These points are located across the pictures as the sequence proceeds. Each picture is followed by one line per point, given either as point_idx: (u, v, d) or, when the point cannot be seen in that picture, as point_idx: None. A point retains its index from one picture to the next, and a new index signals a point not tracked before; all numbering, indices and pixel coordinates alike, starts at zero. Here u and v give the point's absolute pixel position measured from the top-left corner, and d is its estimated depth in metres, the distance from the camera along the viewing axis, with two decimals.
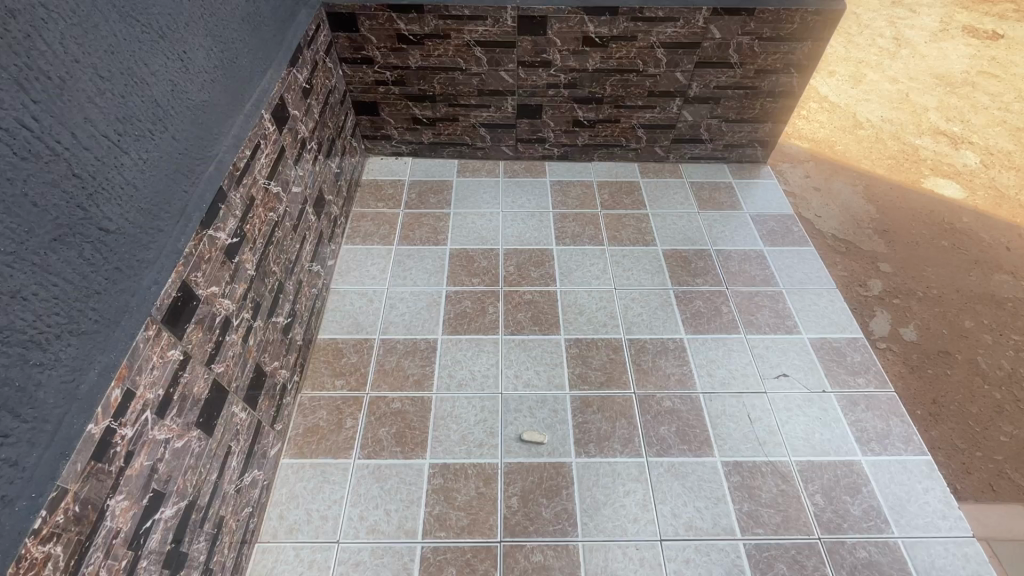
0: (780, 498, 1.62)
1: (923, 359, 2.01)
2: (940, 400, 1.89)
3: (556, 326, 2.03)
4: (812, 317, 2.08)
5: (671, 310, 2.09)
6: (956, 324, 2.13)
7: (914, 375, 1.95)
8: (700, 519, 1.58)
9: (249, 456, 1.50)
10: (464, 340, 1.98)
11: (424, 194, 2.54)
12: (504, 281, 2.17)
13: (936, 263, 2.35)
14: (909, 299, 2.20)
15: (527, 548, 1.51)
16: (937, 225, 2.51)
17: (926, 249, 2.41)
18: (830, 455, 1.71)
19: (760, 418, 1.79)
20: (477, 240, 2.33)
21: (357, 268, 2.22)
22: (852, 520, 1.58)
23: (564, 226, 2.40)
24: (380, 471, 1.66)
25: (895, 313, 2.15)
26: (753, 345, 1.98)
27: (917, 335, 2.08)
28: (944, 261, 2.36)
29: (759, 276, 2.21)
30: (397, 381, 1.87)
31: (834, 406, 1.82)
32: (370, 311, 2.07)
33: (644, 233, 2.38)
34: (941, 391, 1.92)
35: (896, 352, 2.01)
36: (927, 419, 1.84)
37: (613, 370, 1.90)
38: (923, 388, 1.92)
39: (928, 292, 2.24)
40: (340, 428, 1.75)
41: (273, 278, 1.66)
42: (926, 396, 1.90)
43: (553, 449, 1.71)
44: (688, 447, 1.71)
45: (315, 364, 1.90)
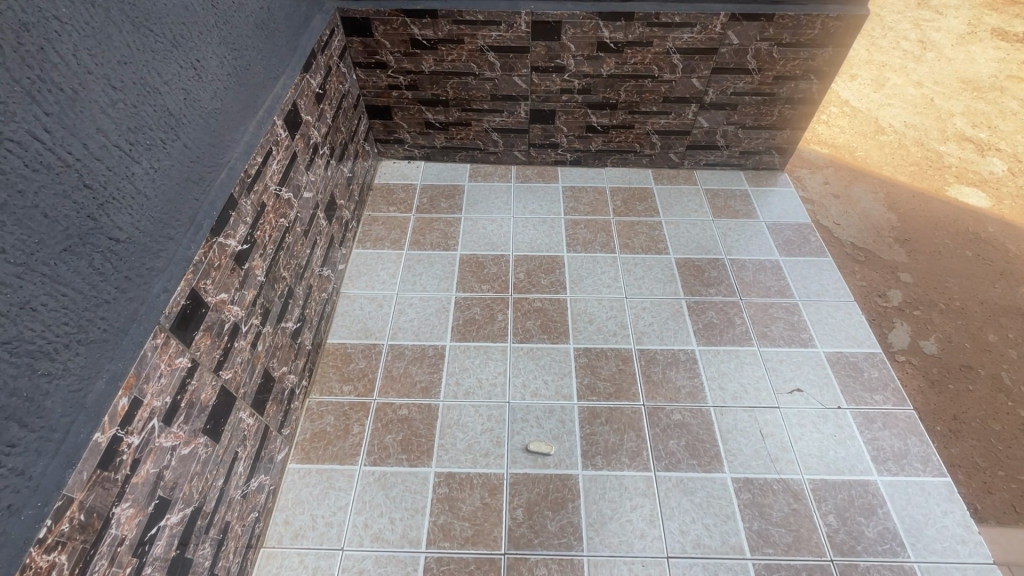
0: (792, 516, 1.58)
1: (943, 373, 1.95)
2: (960, 416, 1.84)
3: (565, 334, 2.01)
4: (828, 330, 2.03)
5: (683, 320, 2.05)
6: (980, 338, 2.07)
7: (933, 389, 1.90)
8: (708, 537, 1.54)
9: (256, 462, 1.51)
10: (471, 347, 1.98)
11: (435, 199, 2.54)
12: (514, 288, 2.16)
13: (959, 274, 2.29)
14: (930, 311, 2.14)
15: (531, 561, 1.50)
16: (961, 234, 2.44)
17: (948, 259, 2.34)
18: (845, 473, 1.66)
19: (773, 434, 1.75)
20: (488, 246, 2.32)
21: (368, 272, 2.22)
22: (866, 543, 1.53)
23: (575, 232, 2.38)
24: (385, 479, 1.66)
25: (915, 325, 2.09)
26: (766, 358, 1.94)
27: (938, 349, 2.02)
28: (967, 272, 2.29)
29: (774, 287, 2.17)
30: (404, 388, 1.87)
31: (849, 424, 1.77)
32: (379, 315, 2.08)
33: (657, 240, 2.35)
34: (962, 407, 1.86)
35: (916, 366, 1.96)
36: (947, 436, 1.78)
37: (622, 382, 1.87)
38: (943, 404, 1.86)
39: (949, 303, 2.17)
40: (347, 434, 1.75)
41: (283, 284, 1.67)
42: (946, 412, 1.84)
43: (559, 460, 1.69)
44: (698, 463, 1.68)
45: (324, 369, 1.91)
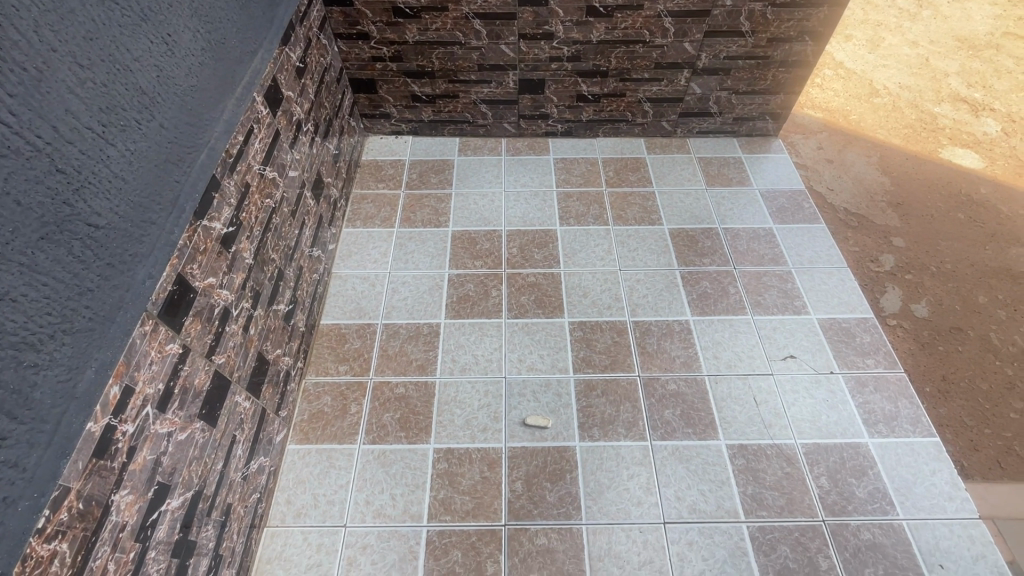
0: (785, 480, 1.61)
1: (934, 336, 1.97)
2: (949, 376, 1.86)
3: (561, 309, 2.01)
4: (821, 297, 2.03)
5: (678, 291, 2.05)
6: (970, 300, 2.08)
7: (924, 351, 1.92)
8: (704, 502, 1.57)
9: (255, 444, 1.51)
10: (467, 324, 1.97)
11: (425, 174, 2.49)
12: (508, 263, 2.15)
13: (950, 237, 2.29)
14: (922, 274, 2.15)
15: (531, 531, 1.53)
16: (954, 197, 2.44)
17: (941, 222, 2.34)
18: (837, 437, 1.69)
19: (767, 400, 1.77)
20: (480, 221, 2.29)
21: (359, 251, 2.20)
22: (857, 503, 1.57)
23: (568, 205, 2.35)
24: (385, 456, 1.67)
25: (906, 289, 2.10)
26: (760, 326, 1.95)
27: (929, 312, 2.04)
28: (959, 234, 2.30)
29: (767, 255, 2.16)
30: (400, 366, 1.87)
31: (841, 388, 1.79)
32: (372, 295, 2.06)
33: (650, 211, 2.33)
34: (951, 368, 1.89)
35: (907, 329, 1.97)
36: (936, 396, 1.81)
37: (617, 354, 1.88)
38: (933, 365, 1.89)
39: (941, 266, 2.18)
40: (345, 414, 1.76)
41: (273, 266, 1.65)
42: (935, 373, 1.87)
43: (557, 433, 1.71)
44: (693, 431, 1.70)
45: (318, 350, 1.90)
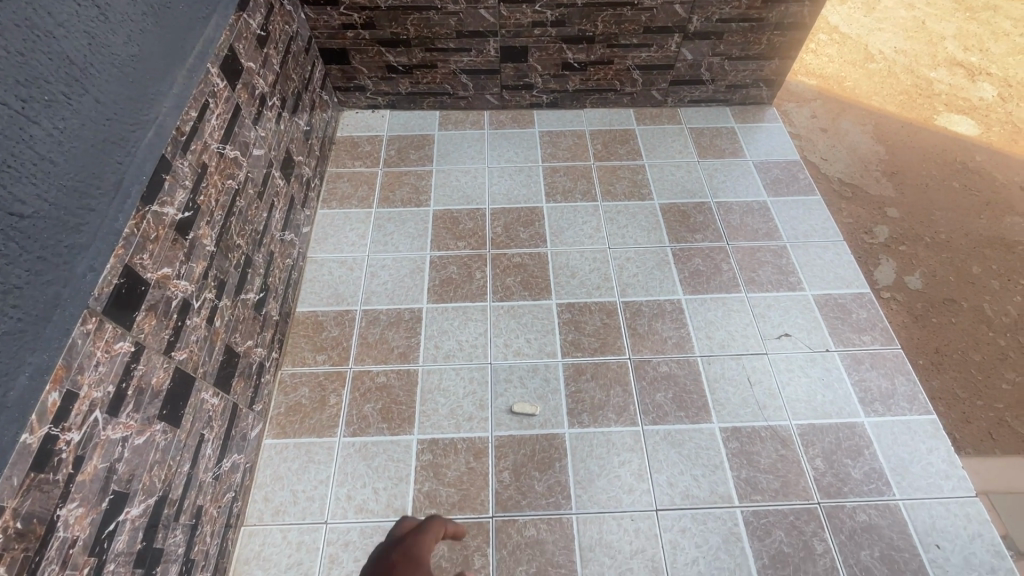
0: (779, 463, 1.57)
1: (927, 308, 1.92)
2: (943, 349, 1.82)
3: (548, 290, 1.92)
4: (817, 272, 1.97)
5: (669, 269, 1.97)
6: (964, 270, 2.03)
7: (917, 324, 1.87)
8: (697, 487, 1.53)
9: (226, 442, 1.43)
10: (450, 308, 1.89)
11: (404, 150, 2.37)
12: (492, 243, 2.05)
13: (945, 206, 2.22)
14: (916, 245, 2.09)
15: (519, 523, 1.48)
16: (949, 165, 2.36)
17: (936, 191, 2.27)
18: (832, 417, 1.64)
19: (761, 381, 1.71)
20: (462, 200, 2.19)
21: (335, 234, 2.09)
22: (853, 484, 1.53)
23: (555, 181, 2.25)
24: (366, 449, 1.60)
25: (900, 260, 2.04)
26: (755, 304, 1.88)
27: (923, 283, 1.98)
28: (954, 203, 2.23)
29: (761, 229, 2.09)
30: (381, 354, 1.79)
31: (837, 366, 1.74)
32: (350, 279, 1.96)
33: (640, 186, 2.23)
34: (944, 340, 1.84)
35: (900, 302, 1.92)
36: (929, 369, 1.77)
37: (607, 336, 1.81)
38: (926, 337, 1.84)
39: (935, 237, 2.12)
40: (323, 405, 1.68)
41: (238, 252, 1.54)
42: (928, 345, 1.82)
43: (545, 420, 1.65)
44: (685, 414, 1.65)
45: (294, 339, 1.82)
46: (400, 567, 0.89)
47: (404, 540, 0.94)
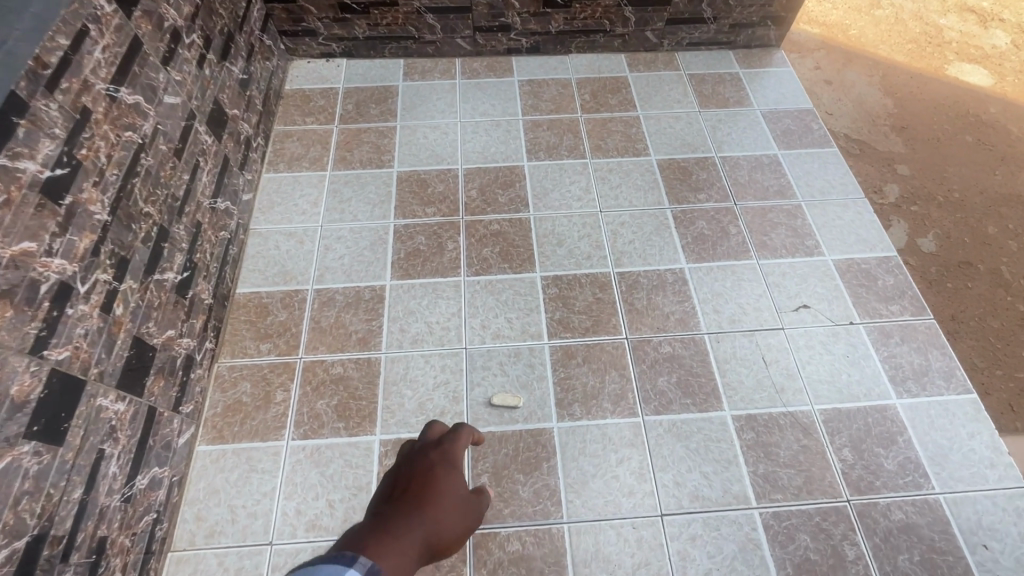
0: (801, 455, 1.35)
1: (941, 272, 1.69)
2: (959, 316, 1.60)
3: (531, 262, 1.66)
4: (837, 234, 1.73)
5: (670, 234, 1.72)
6: (979, 230, 1.80)
7: (931, 290, 1.64)
8: (708, 487, 1.31)
9: (140, 455, 1.18)
10: (418, 285, 1.62)
11: (363, 104, 2.05)
12: (466, 209, 1.77)
13: (958, 163, 1.98)
14: (928, 205, 1.85)
15: (501, 537, 1.25)
16: (961, 118, 2.11)
17: (948, 146, 2.02)
18: (859, 400, 1.43)
19: (778, 360, 1.49)
20: (431, 159, 1.90)
21: (282, 202, 1.79)
22: (886, 477, 1.32)
23: (537, 136, 1.96)
24: (319, 455, 1.36)
25: (912, 220, 1.80)
26: (768, 272, 1.64)
27: (936, 246, 1.75)
28: (967, 159, 1.99)
29: (773, 187, 1.83)
30: (337, 341, 1.52)
31: (863, 341, 1.52)
32: (300, 254, 1.68)
33: (634, 140, 1.95)
34: (961, 306, 1.62)
35: (912, 265, 1.69)
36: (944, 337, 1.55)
37: (600, 313, 1.56)
38: (941, 303, 1.62)
39: (948, 195, 1.88)
40: (268, 404, 1.42)
41: (149, 223, 1.24)
42: (943, 311, 1.60)
43: (530, 413, 1.41)
44: (692, 402, 1.42)
45: (234, 326, 1.54)
46: (438, 466, 0.91)
47: (440, 445, 0.96)
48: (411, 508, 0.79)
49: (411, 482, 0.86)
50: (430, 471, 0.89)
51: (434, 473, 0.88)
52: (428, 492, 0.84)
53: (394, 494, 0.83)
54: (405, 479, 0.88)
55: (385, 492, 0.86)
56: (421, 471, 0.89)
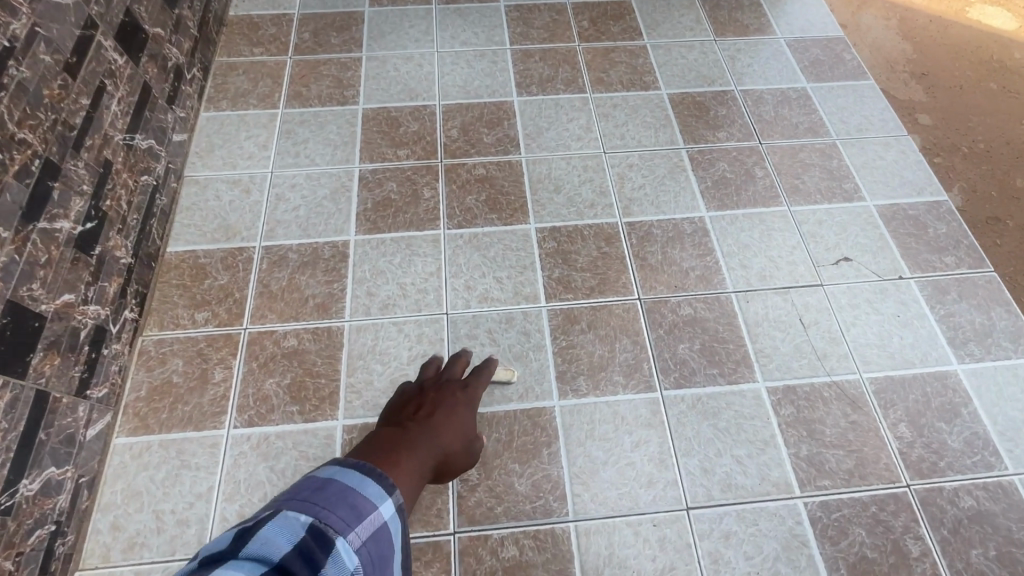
0: (850, 433, 1.13)
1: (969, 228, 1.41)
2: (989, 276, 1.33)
3: (524, 211, 1.40)
4: (878, 177, 1.48)
5: (686, 178, 1.46)
6: (1012, 182, 1.50)
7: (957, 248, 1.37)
8: (742, 474, 1.09)
9: (25, 453, 0.91)
10: (388, 240, 1.35)
11: (322, 33, 1.74)
12: (445, 151, 1.49)
13: (990, 107, 1.66)
14: (953, 155, 1.55)
15: (494, 541, 1.02)
16: (995, 57, 1.78)
17: (978, 89, 1.70)
18: (915, 366, 1.21)
19: (818, 321, 1.25)
20: (404, 95, 1.60)
21: (224, 145, 1.49)
22: (951, 457, 1.11)
23: (528, 68, 1.67)
24: (268, 446, 1.10)
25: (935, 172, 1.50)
26: (802, 221, 1.40)
27: (962, 200, 1.46)
28: (1001, 103, 1.67)
29: (803, 124, 1.57)
30: (290, 308, 1.26)
31: (915, 298, 1.29)
32: (245, 206, 1.40)
33: (641, 72, 1.67)
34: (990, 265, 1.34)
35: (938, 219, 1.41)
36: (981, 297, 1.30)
37: (607, 271, 1.31)
38: (968, 262, 1.35)
39: (977, 143, 1.57)
40: (204, 385, 1.16)
41: (26, 155, 0.95)
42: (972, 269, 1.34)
43: (526, 390, 1.16)
44: (719, 372, 1.19)
45: (163, 292, 1.27)
46: (454, 407, 1.02)
47: (462, 386, 1.07)
48: (416, 440, 0.92)
49: (415, 416, 0.98)
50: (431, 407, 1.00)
51: (449, 413, 1.00)
52: (429, 426, 0.96)
53: (399, 425, 0.97)
54: (424, 407, 1.01)
55: (389, 419, 1.00)
56: (425, 406, 1.01)
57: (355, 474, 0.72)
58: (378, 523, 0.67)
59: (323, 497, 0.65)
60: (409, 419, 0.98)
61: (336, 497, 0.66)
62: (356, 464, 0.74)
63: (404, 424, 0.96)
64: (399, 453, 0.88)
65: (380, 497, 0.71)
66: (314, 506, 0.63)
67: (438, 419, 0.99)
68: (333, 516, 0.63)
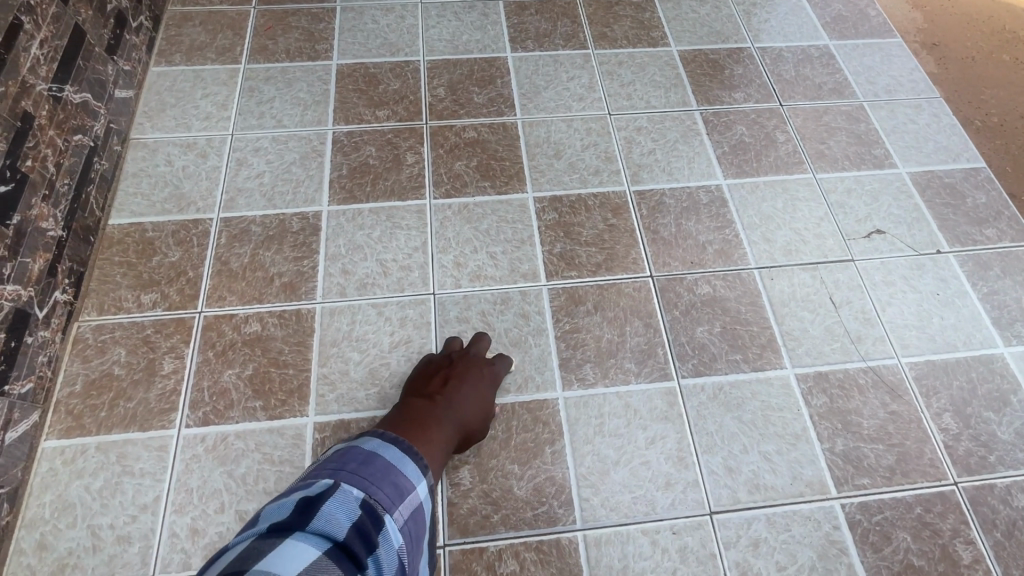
0: (890, 425, 1.00)
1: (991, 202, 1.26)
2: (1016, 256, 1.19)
3: (520, 179, 1.24)
4: (910, 142, 1.35)
5: (700, 142, 1.31)
6: None
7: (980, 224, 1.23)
8: (772, 474, 0.96)
9: None
10: (366, 211, 1.18)
11: None
12: (431, 112, 1.32)
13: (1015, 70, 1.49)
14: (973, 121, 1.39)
15: (491, 556, 0.88)
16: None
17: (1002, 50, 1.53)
18: (959, 350, 1.08)
19: (850, 300, 1.12)
20: (383, 49, 1.42)
21: (177, 104, 1.31)
22: (1001, 451, 0.99)
23: (523, 21, 1.50)
24: (226, 448, 0.95)
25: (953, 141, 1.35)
26: (829, 190, 1.26)
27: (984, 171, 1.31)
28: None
29: (827, 84, 1.43)
30: (253, 288, 1.09)
31: (955, 274, 1.17)
32: (201, 173, 1.22)
33: (648, 27, 1.51)
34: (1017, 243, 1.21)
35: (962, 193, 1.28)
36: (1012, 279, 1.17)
37: (615, 245, 1.16)
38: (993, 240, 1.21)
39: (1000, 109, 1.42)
40: (151, 378, 1.00)
41: None
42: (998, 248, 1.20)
43: (525, 380, 1.02)
44: (743, 359, 1.05)
45: (103, 271, 1.09)
46: (479, 384, 0.94)
47: (489, 362, 0.98)
48: (441, 420, 0.87)
49: (440, 387, 0.92)
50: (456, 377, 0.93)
51: (473, 390, 0.93)
52: (454, 402, 0.90)
53: (423, 397, 0.91)
54: (450, 379, 0.94)
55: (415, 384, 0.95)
56: (451, 378, 0.94)
57: (395, 451, 0.76)
58: (417, 502, 0.72)
59: (371, 472, 0.69)
60: (434, 393, 0.91)
61: (380, 474, 0.70)
62: (394, 440, 0.78)
63: (429, 398, 0.90)
64: (424, 434, 0.84)
65: (418, 477, 0.74)
66: (363, 481, 0.67)
67: (464, 393, 0.92)
68: (380, 493, 0.67)
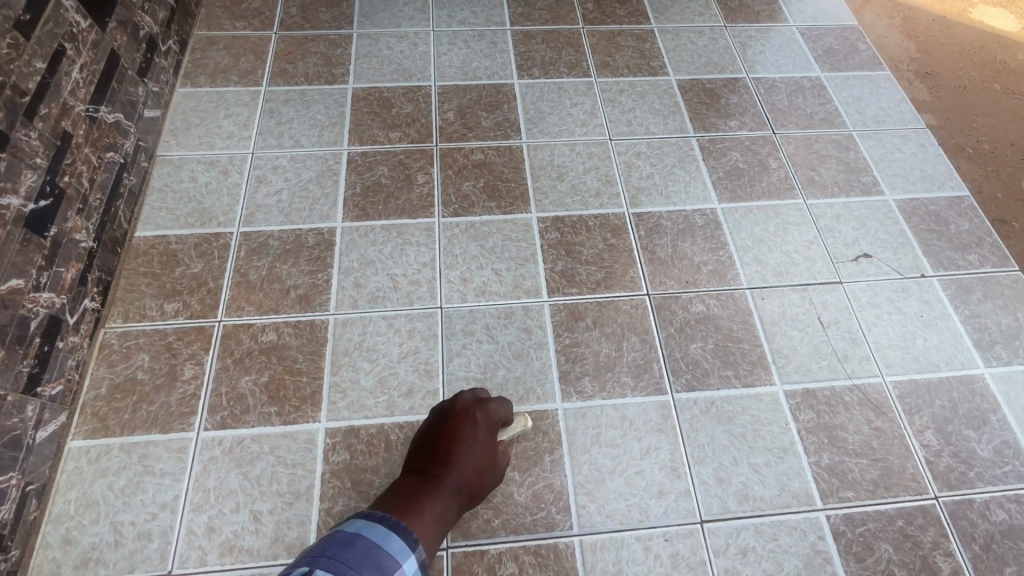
0: (873, 440, 1.05)
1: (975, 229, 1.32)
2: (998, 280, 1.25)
3: (525, 199, 1.30)
4: (897, 170, 1.41)
5: (697, 167, 1.38)
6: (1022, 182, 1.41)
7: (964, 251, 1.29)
8: (760, 485, 1.00)
9: None
10: (378, 228, 1.25)
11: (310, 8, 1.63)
12: (441, 134, 1.40)
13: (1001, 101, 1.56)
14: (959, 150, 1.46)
15: (491, 558, 0.92)
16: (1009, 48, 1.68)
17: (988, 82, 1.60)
18: (941, 369, 1.13)
19: (837, 321, 1.18)
20: (397, 74, 1.50)
21: (201, 123, 1.38)
22: (980, 468, 1.04)
23: (530, 49, 1.58)
24: (242, 451, 1.00)
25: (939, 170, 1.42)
26: (819, 215, 1.32)
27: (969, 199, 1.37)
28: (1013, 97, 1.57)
29: (818, 114, 1.50)
30: (270, 299, 1.15)
31: (938, 297, 1.22)
32: (222, 189, 1.29)
33: (649, 57, 1.59)
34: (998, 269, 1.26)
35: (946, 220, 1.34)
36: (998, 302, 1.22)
37: (613, 264, 1.22)
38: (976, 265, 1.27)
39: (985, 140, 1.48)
40: (172, 383, 1.05)
41: None
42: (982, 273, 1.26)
43: (527, 392, 1.07)
44: (734, 375, 1.10)
45: (129, 280, 1.16)
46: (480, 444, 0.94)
47: (489, 419, 0.97)
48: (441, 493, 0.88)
49: (445, 457, 0.92)
50: (460, 446, 0.92)
51: (473, 453, 0.93)
52: (455, 471, 0.91)
53: (429, 465, 0.92)
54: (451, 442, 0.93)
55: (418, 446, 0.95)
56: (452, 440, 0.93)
57: (377, 530, 0.79)
58: None
59: (350, 555, 0.72)
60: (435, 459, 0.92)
61: (361, 556, 0.73)
62: (379, 519, 0.81)
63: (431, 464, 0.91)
64: (423, 513, 0.85)
65: (402, 553, 0.78)
66: (342, 566, 0.70)
67: (469, 465, 0.92)
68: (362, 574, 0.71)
